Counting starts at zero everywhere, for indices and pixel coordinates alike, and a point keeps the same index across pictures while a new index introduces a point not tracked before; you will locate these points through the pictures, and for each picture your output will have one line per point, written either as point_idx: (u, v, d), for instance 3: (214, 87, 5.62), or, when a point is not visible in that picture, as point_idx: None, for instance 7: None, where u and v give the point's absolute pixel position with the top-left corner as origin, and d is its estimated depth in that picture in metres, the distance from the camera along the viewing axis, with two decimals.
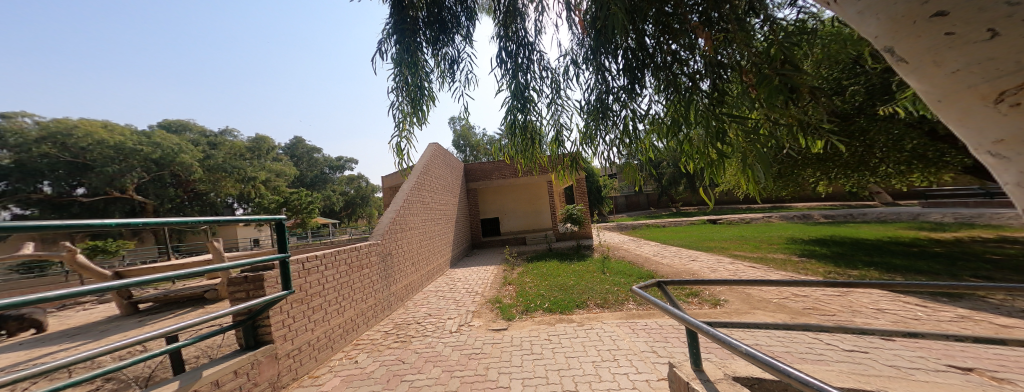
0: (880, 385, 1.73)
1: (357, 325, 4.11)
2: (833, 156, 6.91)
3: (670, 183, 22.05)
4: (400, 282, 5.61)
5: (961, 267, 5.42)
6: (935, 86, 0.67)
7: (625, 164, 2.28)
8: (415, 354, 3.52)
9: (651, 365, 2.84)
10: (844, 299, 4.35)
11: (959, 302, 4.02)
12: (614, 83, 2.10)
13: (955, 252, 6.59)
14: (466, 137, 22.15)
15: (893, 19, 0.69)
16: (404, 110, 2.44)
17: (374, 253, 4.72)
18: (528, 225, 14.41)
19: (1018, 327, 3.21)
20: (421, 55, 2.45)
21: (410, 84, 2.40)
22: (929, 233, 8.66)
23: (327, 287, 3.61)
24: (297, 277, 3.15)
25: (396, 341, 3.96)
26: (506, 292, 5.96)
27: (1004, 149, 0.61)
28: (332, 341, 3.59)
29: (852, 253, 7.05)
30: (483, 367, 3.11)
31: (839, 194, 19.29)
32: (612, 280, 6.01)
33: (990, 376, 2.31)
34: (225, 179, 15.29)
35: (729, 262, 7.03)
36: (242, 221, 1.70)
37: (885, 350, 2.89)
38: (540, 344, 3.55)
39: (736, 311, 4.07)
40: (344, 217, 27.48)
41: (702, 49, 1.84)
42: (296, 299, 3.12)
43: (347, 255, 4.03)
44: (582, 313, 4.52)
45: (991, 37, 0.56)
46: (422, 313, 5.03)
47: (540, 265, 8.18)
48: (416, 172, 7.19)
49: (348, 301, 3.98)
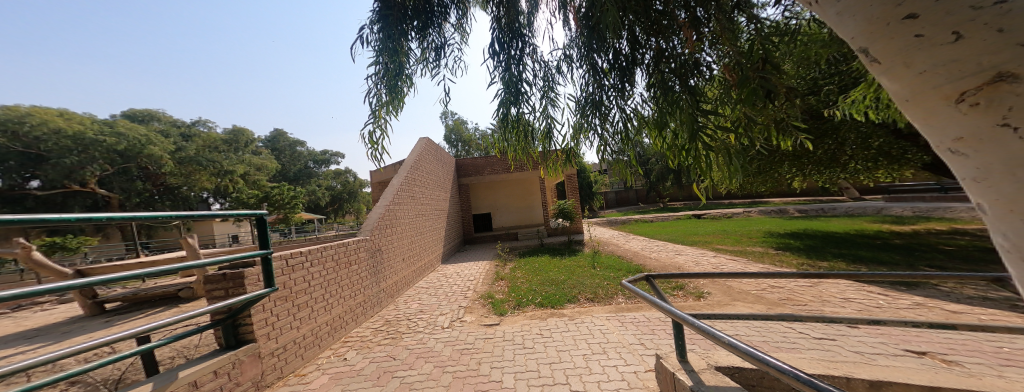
0: (847, 370, 1.83)
1: (348, 321, 4.08)
2: (807, 153, 7.20)
3: (658, 179, 22.54)
4: (390, 278, 5.55)
5: (919, 258, 5.79)
6: (903, 86, 0.70)
7: (615, 160, 2.33)
8: (407, 350, 3.50)
9: (639, 357, 2.93)
10: (815, 290, 4.59)
11: (915, 290, 4.32)
12: (605, 79, 2.12)
13: (914, 243, 7.05)
14: (458, 132, 22.09)
15: (867, 22, 0.71)
16: (382, 99, 2.36)
17: (364, 248, 4.68)
18: (521, 221, 14.40)
19: (966, 313, 3.48)
20: (405, 44, 2.41)
21: (391, 70, 2.33)
22: (892, 226, 9.24)
23: (314, 283, 3.55)
24: (282, 274, 3.08)
25: (386, 337, 3.92)
26: (498, 287, 5.98)
27: (962, 147, 0.63)
28: (321, 338, 3.55)
29: (823, 246, 7.44)
30: (474, 362, 3.13)
31: (814, 189, 20.25)
32: (602, 275, 6.12)
33: (941, 359, 2.52)
34: (199, 172, 14.53)
35: (712, 256, 7.29)
36: (219, 216, 1.59)
37: (851, 337, 3.07)
38: (532, 338, 3.59)
39: (718, 303, 4.23)
40: (330, 212, 26.84)
41: (690, 46, 1.88)
42: (281, 297, 3.05)
43: (335, 251, 3.97)
44: (573, 307, 4.59)
45: (955, 39, 0.59)
46: (414, 310, 4.99)
47: (533, 260, 8.21)
48: (406, 166, 7.10)
49: (336, 296, 3.94)
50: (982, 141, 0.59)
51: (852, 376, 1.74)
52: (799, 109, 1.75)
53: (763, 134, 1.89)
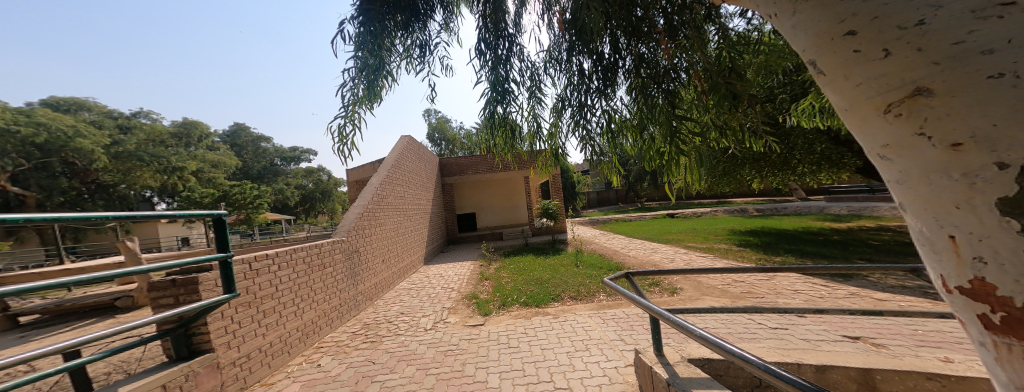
0: (798, 357, 2.00)
1: (322, 325, 3.88)
2: (764, 156, 7.76)
3: (636, 180, 23.37)
4: (369, 280, 5.34)
5: (852, 251, 6.45)
6: (844, 96, 0.73)
7: (598, 161, 2.42)
8: (387, 354, 3.39)
9: (620, 352, 3.01)
10: (770, 283, 4.97)
11: (850, 281, 4.80)
12: (588, 82, 2.19)
13: (849, 238, 7.84)
14: (441, 130, 21.81)
15: (815, 37, 0.74)
16: (358, 94, 2.27)
17: (340, 250, 4.47)
18: (505, 220, 14.35)
19: (889, 300, 3.91)
20: (388, 40, 2.32)
21: (371, 67, 2.24)
22: (831, 223, 10.25)
23: (282, 288, 3.34)
24: (243, 279, 2.87)
25: (365, 341, 3.77)
26: (483, 287, 5.94)
27: (889, 153, 0.67)
28: (291, 345, 3.35)
29: (777, 242, 8.08)
30: (459, 363, 3.08)
31: (769, 190, 21.93)
32: (585, 273, 6.25)
33: (871, 342, 2.82)
34: (139, 168, 12.82)
35: (684, 253, 7.67)
36: (166, 217, 1.44)
37: (800, 325, 3.35)
38: (517, 337, 3.59)
39: (690, 298, 4.46)
40: (300, 212, 25.37)
41: (666, 52, 1.96)
42: (242, 303, 2.84)
43: (306, 253, 3.76)
44: (557, 306, 4.65)
45: (886, 55, 0.62)
46: (394, 312, 4.83)
47: (517, 260, 8.20)
48: (385, 165, 6.87)
49: (309, 300, 3.73)
50: (903, 147, 0.63)
51: (802, 361, 1.91)
52: (759, 116, 1.89)
53: (728, 138, 2.02)
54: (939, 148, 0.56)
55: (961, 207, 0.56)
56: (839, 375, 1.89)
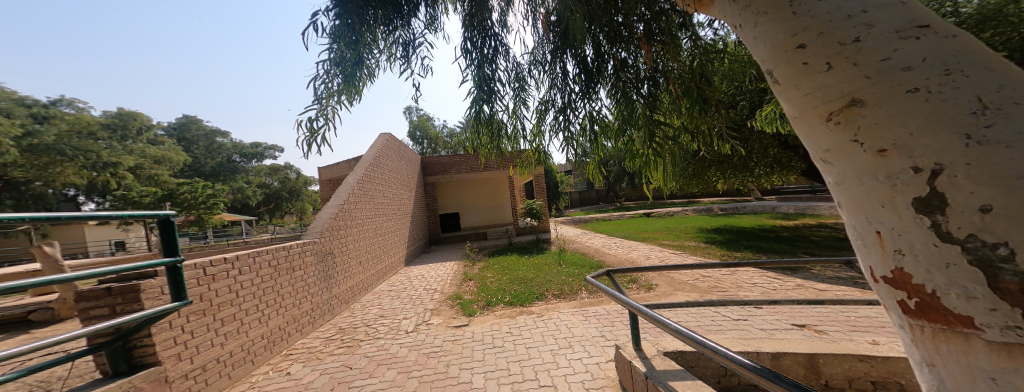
0: (758, 345, 2.16)
1: (291, 332, 3.62)
2: (728, 159, 8.31)
3: (615, 180, 24.08)
4: (345, 283, 5.06)
5: (798, 247, 7.12)
6: (793, 105, 0.80)
7: (581, 162, 2.49)
8: (366, 358, 3.24)
9: (601, 348, 3.07)
10: (732, 277, 5.33)
11: (798, 274, 5.27)
12: (572, 85, 2.23)
13: (796, 234, 8.63)
14: (423, 128, 21.28)
15: (773, 48, 0.82)
16: (334, 87, 2.08)
17: (312, 252, 4.21)
18: (489, 220, 14.29)
19: (829, 290, 4.34)
20: (369, 34, 2.20)
21: (348, 60, 2.09)
22: (782, 221, 11.22)
23: (244, 293, 3.08)
24: (195, 285, 2.61)
25: (340, 347, 3.57)
26: (467, 287, 5.84)
27: (830, 157, 0.72)
28: (255, 354, 3.10)
29: (738, 239, 8.69)
30: (442, 364, 3.02)
31: (731, 190, 23.57)
32: (568, 271, 6.33)
33: (815, 329, 3.12)
34: (59, 164, 10.33)
35: (658, 251, 8.02)
36: (94, 218, 1.23)
37: (758, 316, 3.62)
38: (502, 337, 3.56)
39: (664, 293, 4.67)
40: (264, 212, 23.57)
41: (645, 57, 2.03)
42: (195, 311, 2.60)
43: (273, 256, 3.50)
44: (541, 304, 4.67)
45: (828, 69, 0.70)
46: (373, 315, 4.62)
47: (501, 260, 8.15)
48: (362, 163, 6.57)
49: (276, 306, 3.47)
50: (841, 153, 0.68)
51: (762, 349, 2.06)
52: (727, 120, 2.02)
53: (699, 141, 2.15)
54: (868, 154, 0.63)
55: (884, 206, 0.62)
56: (791, 360, 2.05)
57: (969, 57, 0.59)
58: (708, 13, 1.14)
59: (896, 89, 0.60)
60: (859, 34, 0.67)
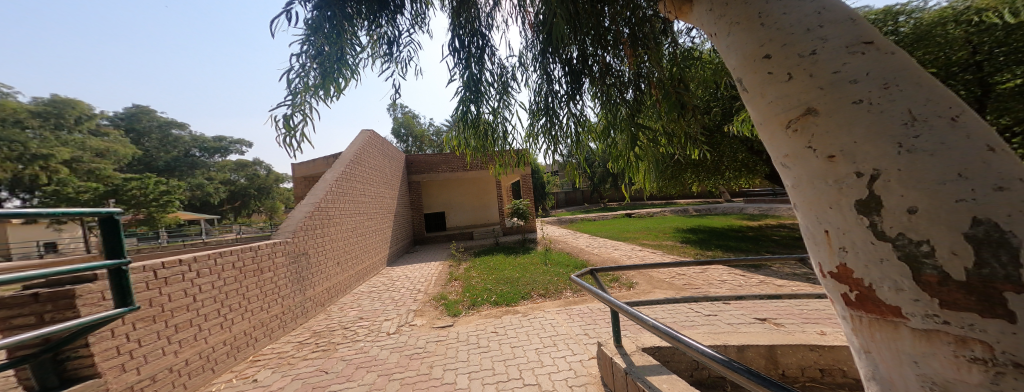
0: (726, 339, 2.28)
1: (258, 337, 3.40)
2: (702, 162, 8.76)
3: (599, 181, 24.61)
4: (321, 285, 4.82)
5: (761, 245, 7.64)
6: (758, 112, 0.85)
7: (566, 162, 2.55)
8: (343, 361, 3.11)
9: (584, 346, 3.12)
10: (704, 274, 5.61)
11: (762, 270, 5.64)
12: (557, 87, 2.26)
13: (761, 234, 9.23)
14: (408, 126, 20.75)
15: (744, 57, 0.87)
16: (311, 80, 1.92)
17: (283, 252, 3.97)
18: (475, 220, 14.18)
19: (786, 286, 4.68)
20: (351, 30, 2.11)
21: (329, 56, 1.99)
22: (747, 222, 11.97)
23: (203, 298, 2.85)
24: (144, 289, 2.39)
25: (314, 351, 3.40)
26: (452, 287, 5.75)
27: (789, 162, 0.77)
28: (217, 362, 2.88)
29: (711, 238, 9.17)
30: (426, 366, 2.95)
31: (704, 192, 24.82)
32: (553, 271, 6.38)
33: (774, 322, 3.35)
34: None
35: (639, 250, 8.29)
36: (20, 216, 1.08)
37: (726, 311, 3.82)
38: (487, 337, 3.53)
39: (643, 291, 4.83)
40: (228, 211, 21.85)
41: (628, 61, 2.08)
42: (143, 318, 2.37)
43: (238, 257, 3.28)
44: (526, 304, 4.68)
45: (789, 79, 0.75)
46: (352, 317, 4.43)
47: (487, 259, 8.10)
48: (341, 161, 6.32)
49: (241, 310, 3.24)
50: (796, 157, 0.74)
51: (730, 343, 2.18)
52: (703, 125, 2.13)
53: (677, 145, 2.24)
54: (820, 159, 0.67)
55: (833, 207, 0.66)
56: (754, 352, 2.18)
57: (904, 73, 0.65)
58: (687, 21, 1.19)
59: (845, 101, 0.65)
60: (815, 47, 0.73)
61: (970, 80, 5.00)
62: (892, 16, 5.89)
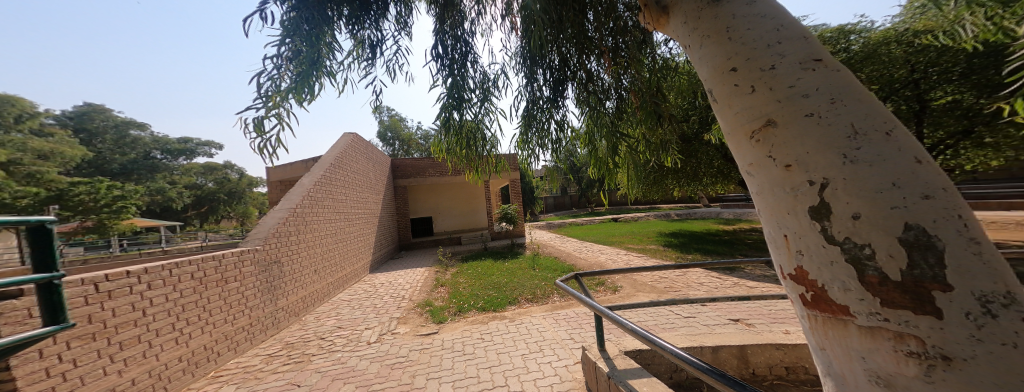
0: (703, 340, 2.36)
1: (221, 351, 3.18)
2: (681, 169, 9.14)
3: (587, 186, 25.00)
4: (296, 294, 4.59)
5: (736, 249, 8.00)
6: (726, 122, 0.90)
7: (551, 167, 2.59)
8: (318, 373, 2.96)
9: (569, 351, 3.12)
10: (684, 277, 5.78)
11: (737, 273, 5.89)
12: (540, 93, 2.30)
13: (737, 238, 9.66)
14: (395, 129, 20.33)
15: (714, 69, 0.91)
16: (287, 82, 1.84)
17: (251, 261, 3.74)
18: (464, 225, 14.02)
19: (759, 287, 4.91)
20: (330, 31, 2.05)
21: (305, 57, 1.90)
22: (724, 226, 12.51)
23: (154, 311, 2.64)
24: (83, 305, 2.18)
25: (286, 363, 3.21)
26: (438, 294, 5.62)
27: (753, 170, 0.81)
28: (169, 381, 2.65)
29: (691, 242, 9.49)
30: (408, 375, 2.86)
31: (685, 197, 25.76)
32: (541, 275, 6.38)
33: (747, 322, 3.50)
34: None
35: (624, 254, 8.45)
36: None
37: (704, 313, 3.96)
38: (473, 343, 3.47)
39: (627, 295, 4.92)
40: (193, 217, 20.41)
41: (609, 69, 2.14)
42: (80, 336, 2.15)
43: (198, 267, 3.06)
44: (513, 309, 4.65)
45: (752, 92, 0.80)
46: (329, 326, 4.23)
47: (474, 265, 8.00)
48: (319, 164, 6.10)
49: (202, 323, 3.02)
50: (759, 166, 0.78)
51: (707, 344, 2.26)
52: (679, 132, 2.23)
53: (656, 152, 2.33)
54: (779, 168, 0.72)
55: (791, 212, 0.71)
56: (729, 352, 2.27)
57: (849, 89, 0.71)
58: (664, 32, 1.23)
59: (799, 114, 0.70)
60: (774, 63, 0.78)
61: (910, 96, 5.73)
62: (844, 35, 6.10)
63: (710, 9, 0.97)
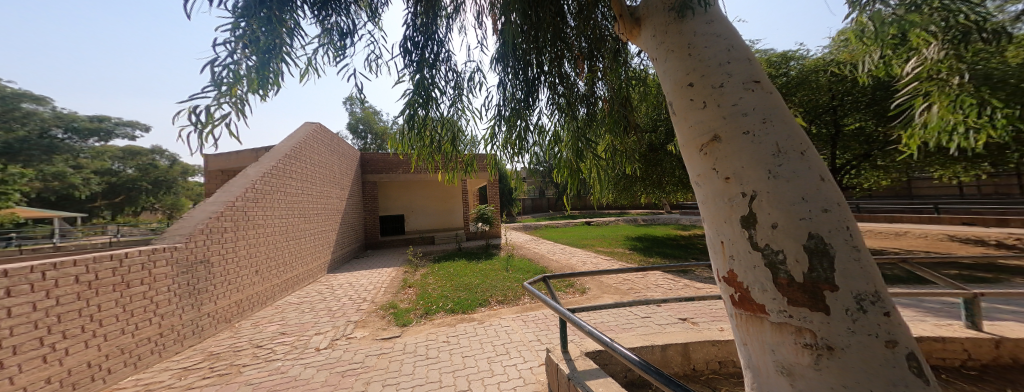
0: (654, 340, 2.52)
1: (113, 368, 2.70)
2: (646, 177, 9.81)
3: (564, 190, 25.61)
4: (227, 299, 4.10)
5: (691, 253, 8.69)
6: (682, 134, 0.97)
7: (525, 169, 2.62)
8: (250, 386, 2.68)
9: (535, 353, 3.15)
10: (646, 279, 6.14)
11: (691, 275, 6.38)
12: (513, 97, 2.31)
13: (694, 242, 10.48)
14: (367, 121, 19.27)
15: (675, 84, 0.99)
16: (241, 70, 1.65)
17: (166, 261, 3.26)
18: (439, 224, 13.61)
19: (707, 289, 5.36)
20: (291, 16, 1.88)
21: (260, 42, 1.71)
22: (681, 231, 13.50)
23: (14, 324, 2.15)
24: None
25: (209, 377, 2.86)
26: (405, 295, 5.38)
27: (700, 180, 0.89)
28: None
29: (653, 246, 10.12)
30: (361, 382, 2.70)
31: (651, 204, 27.38)
32: (514, 277, 6.40)
33: (693, 321, 3.81)
34: None
35: (593, 256, 8.78)
36: None
37: (660, 313, 4.23)
38: (436, 347, 3.37)
39: (593, 296, 5.11)
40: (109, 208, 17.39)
41: (582, 75, 2.22)
42: None
43: (86, 269, 2.56)
44: (483, 311, 4.60)
45: (703, 108, 0.88)
46: (272, 333, 3.85)
47: (446, 265, 7.79)
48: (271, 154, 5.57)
49: (87, 336, 2.54)
50: (705, 177, 0.86)
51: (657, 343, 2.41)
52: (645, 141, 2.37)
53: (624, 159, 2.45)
54: (719, 180, 0.80)
55: (726, 220, 0.79)
56: (674, 349, 2.45)
57: (778, 111, 0.81)
58: (636, 44, 1.30)
59: (738, 131, 0.79)
60: (723, 81, 0.87)
61: (829, 120, 6.80)
62: (786, 60, 6.87)
63: (676, 26, 1.05)
